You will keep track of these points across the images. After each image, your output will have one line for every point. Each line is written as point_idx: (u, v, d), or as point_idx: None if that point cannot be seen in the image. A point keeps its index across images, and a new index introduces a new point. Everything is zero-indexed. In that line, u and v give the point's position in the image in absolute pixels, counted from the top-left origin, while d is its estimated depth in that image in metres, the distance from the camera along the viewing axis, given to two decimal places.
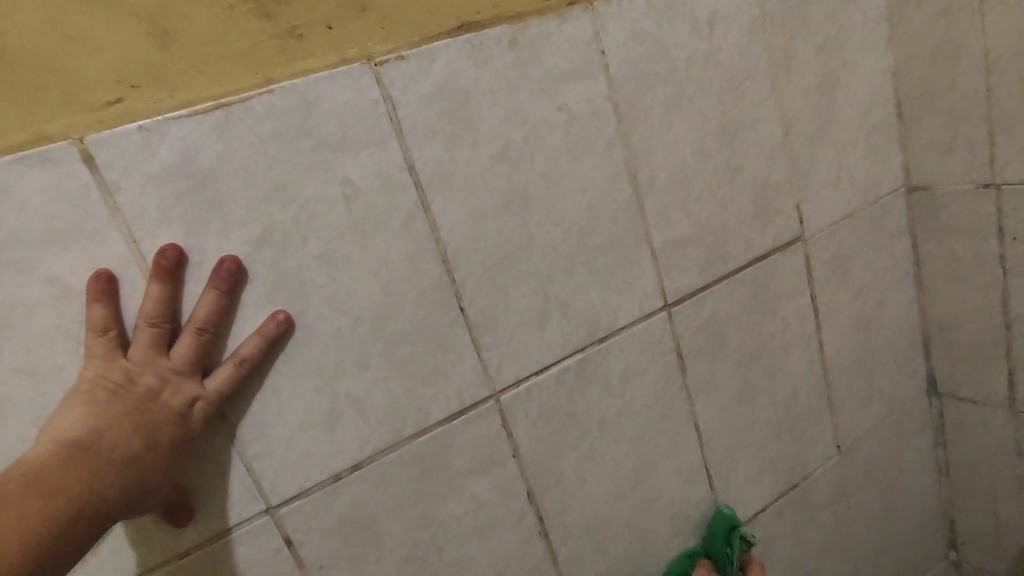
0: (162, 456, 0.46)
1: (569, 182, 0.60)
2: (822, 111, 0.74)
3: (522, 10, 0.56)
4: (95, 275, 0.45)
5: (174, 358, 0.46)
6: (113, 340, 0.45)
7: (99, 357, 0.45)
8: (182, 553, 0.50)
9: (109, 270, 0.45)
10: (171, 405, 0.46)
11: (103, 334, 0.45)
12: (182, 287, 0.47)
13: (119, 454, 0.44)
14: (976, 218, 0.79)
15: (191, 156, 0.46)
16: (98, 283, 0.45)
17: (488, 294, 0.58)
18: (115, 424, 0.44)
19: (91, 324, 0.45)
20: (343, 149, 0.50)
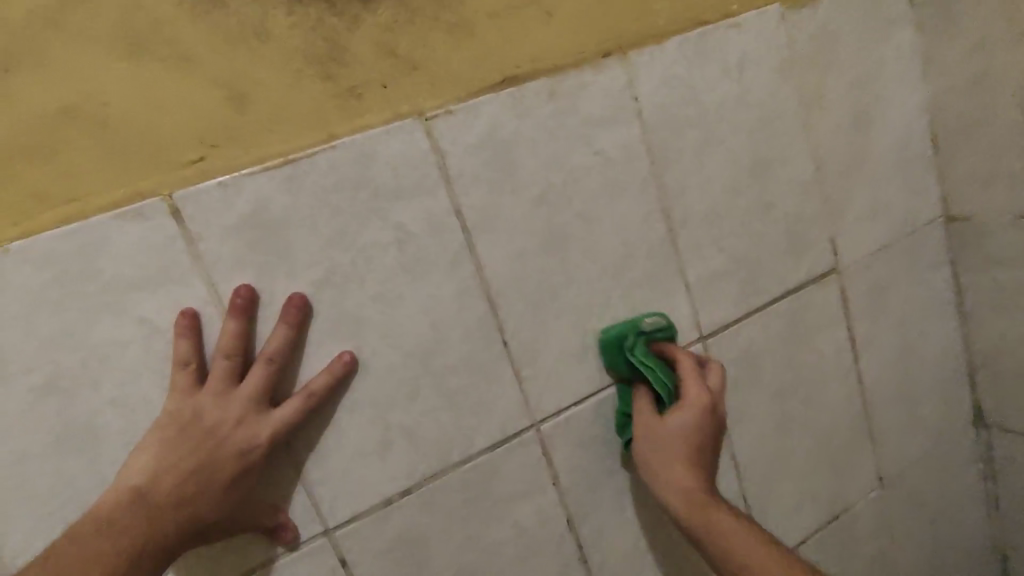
0: (237, 481, 0.50)
1: (606, 221, 0.63)
2: (855, 146, 0.76)
3: (560, 63, 0.60)
4: (182, 313, 0.50)
5: (247, 390, 0.50)
6: (197, 372, 0.50)
7: (180, 390, 0.49)
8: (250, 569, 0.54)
9: (193, 309, 0.50)
10: (245, 436, 0.50)
11: (189, 367, 0.50)
12: (258, 325, 0.52)
13: (200, 479, 0.49)
14: (1018, 248, 0.78)
15: (263, 207, 0.51)
16: (182, 320, 0.50)
17: (530, 329, 0.61)
18: (198, 451, 0.49)
19: (176, 357, 0.50)
20: (396, 197, 0.55)
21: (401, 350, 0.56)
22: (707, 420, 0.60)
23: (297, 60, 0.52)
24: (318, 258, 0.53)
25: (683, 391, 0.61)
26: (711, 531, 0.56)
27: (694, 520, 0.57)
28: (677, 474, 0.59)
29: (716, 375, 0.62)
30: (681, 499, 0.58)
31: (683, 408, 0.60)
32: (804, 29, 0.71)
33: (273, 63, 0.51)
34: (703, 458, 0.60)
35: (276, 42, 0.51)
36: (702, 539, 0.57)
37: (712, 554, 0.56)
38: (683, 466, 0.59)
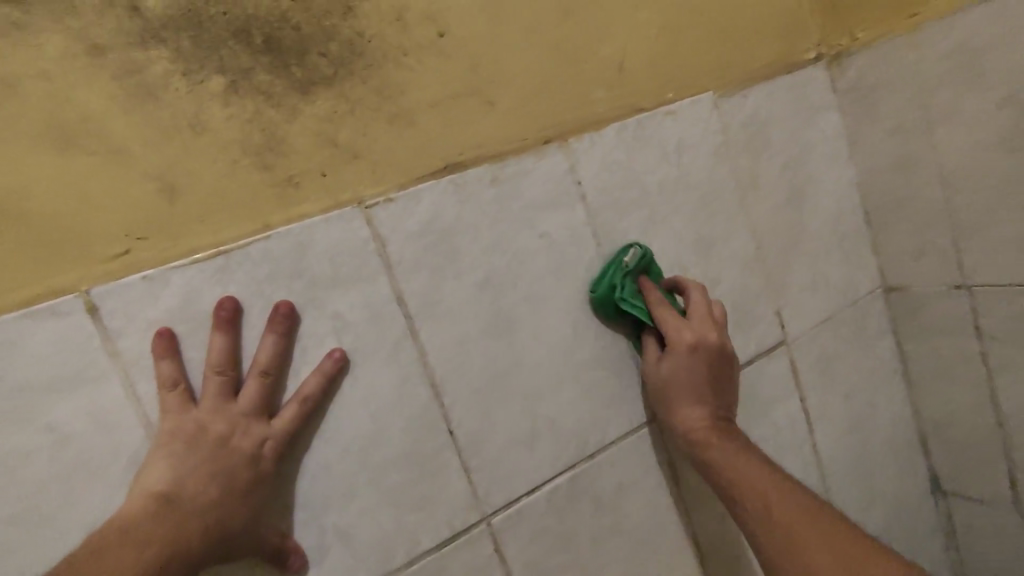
0: (238, 499, 0.48)
1: (552, 302, 0.63)
2: (792, 222, 0.78)
3: (501, 150, 0.62)
4: (157, 334, 0.48)
5: (241, 404, 0.49)
6: (182, 392, 0.48)
7: (172, 411, 0.48)
8: None
9: (169, 328, 0.49)
10: (244, 447, 0.49)
11: (173, 388, 0.48)
12: (243, 337, 0.51)
13: (199, 500, 0.46)
14: (954, 318, 0.81)
15: (192, 301, 0.49)
16: (163, 340, 0.48)
17: (476, 417, 0.59)
18: (194, 471, 0.47)
19: (161, 379, 0.48)
20: (334, 286, 0.54)
21: (338, 445, 0.53)
22: (698, 361, 0.62)
23: (233, 151, 0.52)
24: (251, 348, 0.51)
25: (673, 342, 0.62)
26: (732, 472, 0.58)
27: (715, 456, 0.60)
28: (695, 422, 0.62)
29: (717, 308, 0.66)
30: (698, 432, 0.61)
31: (674, 353, 0.62)
32: (735, 115, 0.75)
33: (207, 155, 0.51)
34: (711, 388, 0.63)
35: (211, 133, 0.51)
36: (709, 452, 0.60)
37: (745, 518, 0.57)
38: (701, 408, 0.62)
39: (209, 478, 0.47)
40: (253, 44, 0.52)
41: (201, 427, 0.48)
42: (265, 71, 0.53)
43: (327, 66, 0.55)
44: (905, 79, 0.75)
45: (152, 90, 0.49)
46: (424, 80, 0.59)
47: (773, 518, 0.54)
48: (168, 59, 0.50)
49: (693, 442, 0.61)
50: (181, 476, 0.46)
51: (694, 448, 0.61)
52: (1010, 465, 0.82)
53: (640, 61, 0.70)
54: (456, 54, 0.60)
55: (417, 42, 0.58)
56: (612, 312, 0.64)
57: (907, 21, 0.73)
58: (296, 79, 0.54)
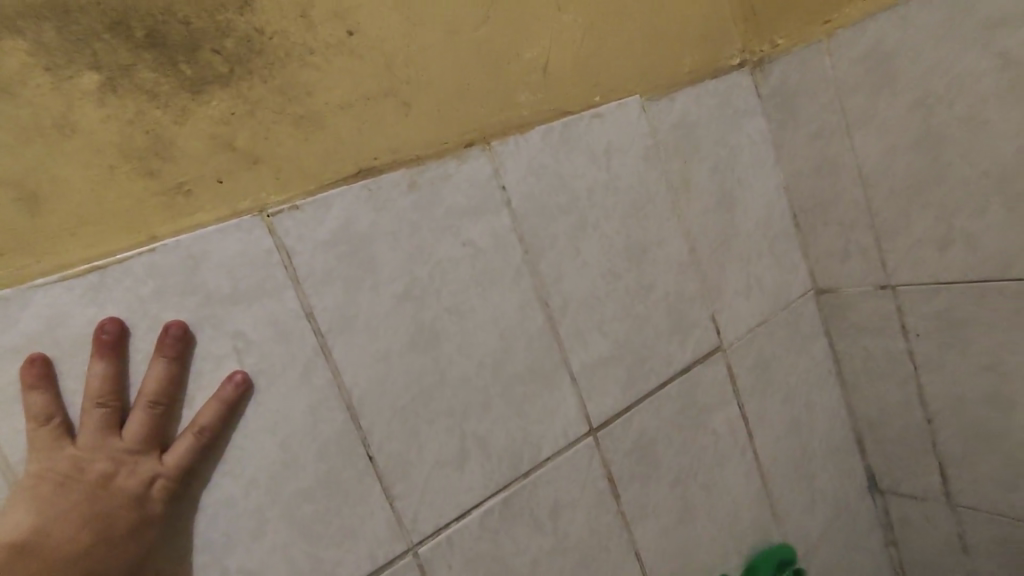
0: (118, 545, 0.43)
1: (479, 314, 0.59)
2: (724, 226, 0.78)
3: (419, 153, 0.58)
4: (28, 361, 0.42)
5: (126, 440, 0.44)
6: (58, 427, 0.43)
7: (41, 449, 0.42)
8: None
9: (45, 355, 0.43)
10: (126, 488, 0.43)
11: (47, 423, 0.42)
12: (129, 364, 0.45)
13: (69, 548, 0.41)
14: (881, 317, 0.82)
15: (59, 324, 0.43)
16: (34, 368, 0.42)
17: (399, 439, 0.54)
18: (64, 516, 0.41)
19: (32, 413, 0.42)
20: (233, 302, 0.49)
21: (241, 478, 0.48)
22: None
23: (111, 155, 0.46)
24: (133, 375, 0.45)
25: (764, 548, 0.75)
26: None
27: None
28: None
29: None
30: None
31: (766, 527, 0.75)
32: (663, 119, 0.74)
33: (78, 159, 0.45)
34: None
35: (83, 135, 0.45)
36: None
37: None
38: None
39: (85, 524, 0.42)
40: (133, 38, 0.47)
41: (76, 466, 0.42)
42: (148, 67, 0.48)
43: (221, 64, 0.50)
44: (824, 84, 0.76)
45: (9, 85, 0.43)
46: (333, 80, 0.55)
47: None
48: (29, 51, 0.44)
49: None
50: (49, 523, 0.41)
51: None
52: (941, 460, 0.83)
53: (565, 64, 0.68)
54: (368, 53, 0.57)
55: (323, 40, 0.55)
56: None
57: (823, 26, 0.74)
58: (186, 77, 0.49)
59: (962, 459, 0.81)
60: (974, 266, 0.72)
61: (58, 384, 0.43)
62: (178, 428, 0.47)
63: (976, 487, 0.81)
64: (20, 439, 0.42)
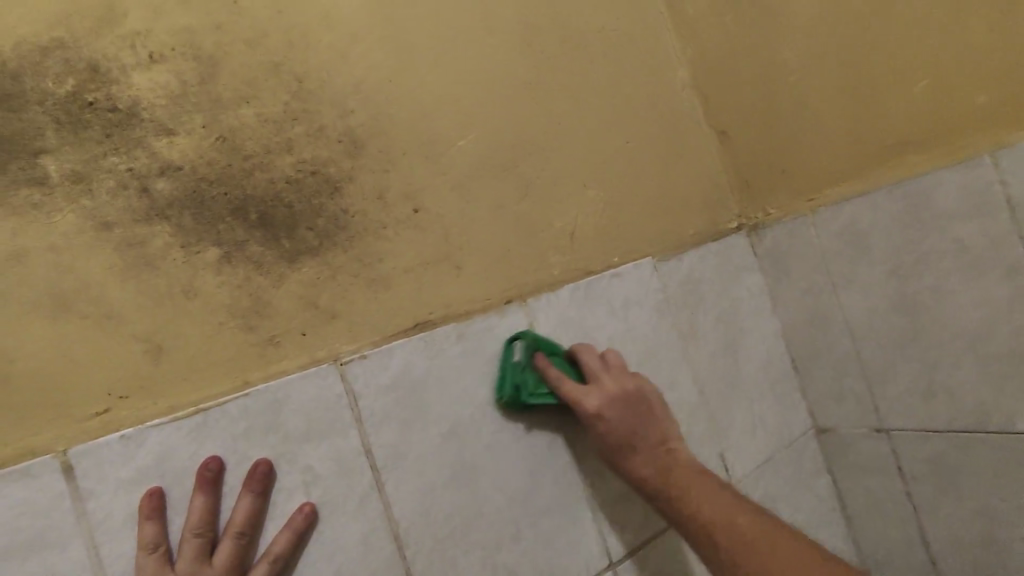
0: None
1: (512, 451, 0.66)
2: (728, 370, 0.87)
3: (466, 308, 0.68)
4: (148, 493, 0.50)
5: (217, 566, 0.50)
6: (162, 555, 0.49)
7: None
8: None
9: (160, 487, 0.51)
10: None
11: (154, 550, 0.49)
12: (221, 498, 0.53)
13: None
14: (878, 458, 0.88)
15: (165, 458, 0.51)
16: (152, 499, 0.50)
17: (437, 571, 0.59)
18: None
19: (143, 541, 0.49)
20: (306, 440, 0.56)
21: None
22: (616, 403, 0.67)
23: (221, 313, 0.56)
24: (222, 506, 0.53)
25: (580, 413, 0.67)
26: (690, 499, 0.62)
27: (687, 501, 0.62)
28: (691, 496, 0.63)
29: (613, 357, 0.71)
30: (645, 474, 0.65)
31: (596, 390, 0.67)
32: (672, 276, 0.85)
33: (196, 317, 0.55)
34: (632, 416, 0.67)
35: (203, 299, 0.56)
36: (683, 494, 0.63)
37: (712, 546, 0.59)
38: (651, 458, 0.66)
39: None
40: (248, 219, 0.59)
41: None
42: (256, 242, 0.59)
43: (313, 238, 0.62)
44: (811, 249, 0.88)
45: (152, 260, 0.54)
46: (400, 249, 0.66)
47: (734, 534, 0.58)
48: (170, 233, 0.55)
49: (652, 490, 0.65)
50: None
51: (659, 491, 0.64)
52: None
53: (588, 232, 0.80)
54: (429, 227, 0.69)
55: (394, 217, 0.67)
56: (521, 409, 0.67)
57: (807, 203, 0.87)
58: (285, 250, 0.60)
59: None
60: (957, 418, 0.79)
61: (166, 515, 0.51)
62: (256, 555, 0.53)
63: None
64: (122, 563, 0.49)
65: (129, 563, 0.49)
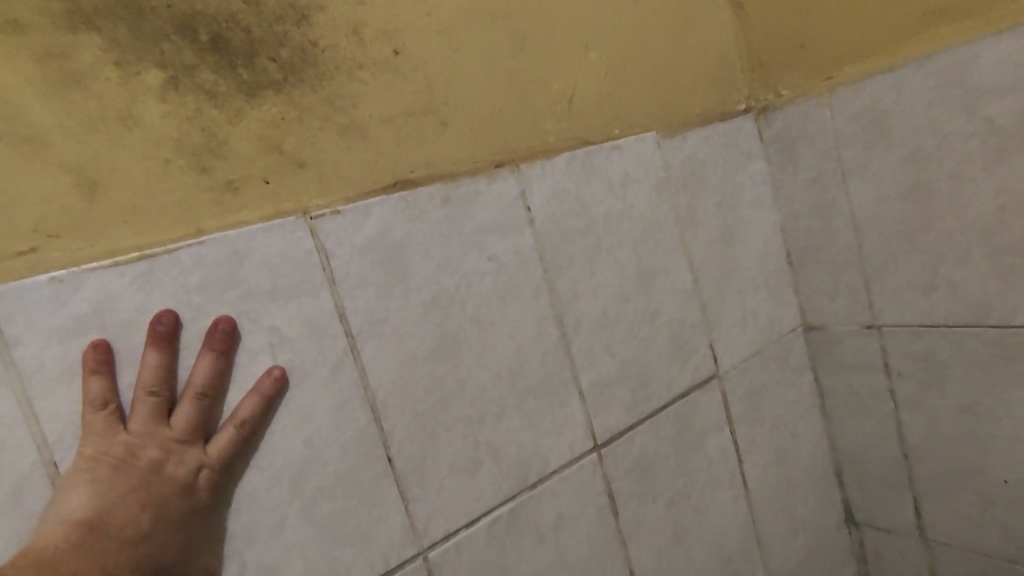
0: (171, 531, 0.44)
1: (499, 327, 0.62)
2: (725, 260, 0.82)
3: (452, 170, 0.61)
4: (91, 346, 0.44)
5: (176, 429, 0.45)
6: (112, 413, 0.44)
7: (96, 434, 0.43)
8: None
9: (106, 341, 0.45)
10: (176, 476, 0.45)
11: (102, 408, 0.44)
12: (178, 358, 0.47)
13: (128, 532, 0.42)
14: (866, 355, 0.87)
15: (107, 308, 0.45)
16: (97, 354, 0.44)
17: (417, 443, 0.56)
18: (122, 500, 0.42)
19: (89, 397, 0.43)
20: (272, 299, 0.50)
21: (266, 472, 0.49)
22: None
23: (167, 149, 0.48)
24: (180, 367, 0.47)
25: None
26: None
27: None
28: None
29: None
30: None
31: None
32: (675, 156, 0.78)
33: (138, 151, 0.47)
34: None
35: (144, 130, 0.47)
36: None
37: None
38: None
39: (143, 508, 0.43)
40: (197, 40, 0.50)
41: (131, 451, 0.43)
42: (208, 69, 0.50)
43: (277, 72, 0.53)
44: (823, 135, 0.82)
45: (79, 76, 0.45)
46: (378, 95, 0.58)
47: None
48: (101, 46, 0.46)
49: None
50: (111, 505, 0.42)
51: None
52: (917, 496, 0.87)
53: (588, 97, 0.72)
54: (411, 72, 0.60)
55: (372, 56, 0.57)
56: None
57: (824, 82, 0.80)
58: (242, 81, 0.51)
59: (937, 495, 0.85)
60: (955, 312, 0.77)
61: (115, 371, 0.45)
62: (220, 420, 0.48)
63: (948, 522, 0.85)
64: (64, 420, 0.44)
65: (71, 419, 0.44)
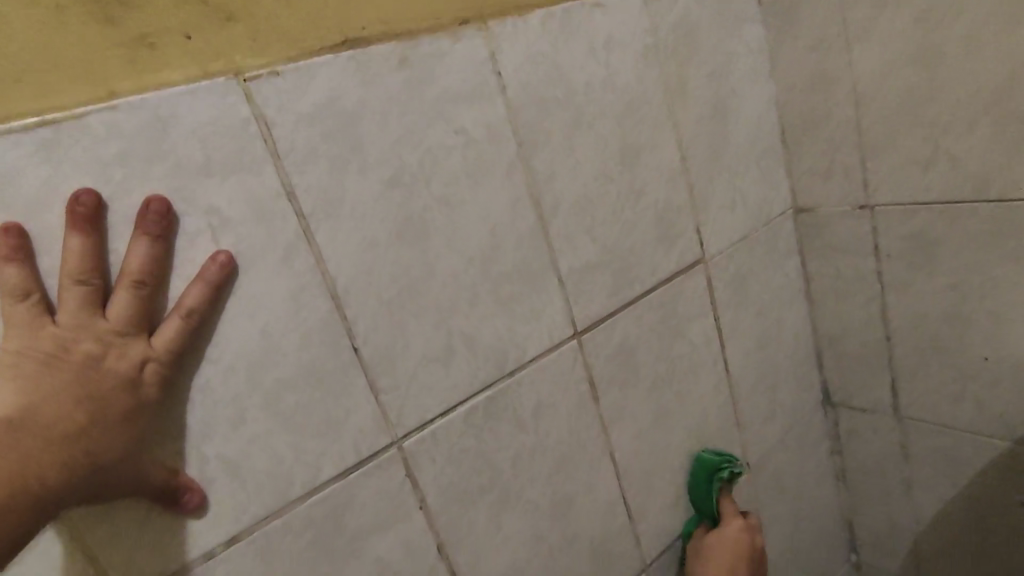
0: (117, 428, 0.40)
1: (470, 208, 0.57)
2: (716, 137, 0.76)
3: (411, 27, 0.53)
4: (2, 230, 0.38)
5: (111, 321, 0.40)
6: (36, 305, 0.39)
7: (21, 327, 0.38)
8: (167, 568, 0.44)
9: (19, 224, 0.39)
10: (119, 371, 0.40)
11: (24, 299, 0.39)
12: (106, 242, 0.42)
13: (62, 429, 0.38)
14: (856, 237, 0.84)
15: (8, 184, 0.39)
16: (10, 240, 0.38)
17: (385, 332, 0.52)
18: (53, 396, 0.38)
19: (7, 287, 0.38)
20: (207, 175, 0.44)
21: (220, 365, 0.45)
22: None
23: None
24: (112, 253, 0.42)
25: None
26: None
27: None
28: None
29: None
30: None
31: None
32: (665, 17, 0.70)
33: None
34: None
35: None
36: None
37: None
38: None
39: (80, 404, 0.39)
40: None
41: (60, 345, 0.39)
42: None
43: None
44: None
45: None
46: None
47: None
48: None
49: None
50: (41, 401, 0.38)
51: None
52: (894, 376, 0.88)
53: None
54: None
55: None
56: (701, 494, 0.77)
57: None
58: None
59: (915, 374, 0.86)
60: (955, 187, 0.73)
61: (35, 259, 0.40)
62: (164, 312, 0.43)
63: (925, 400, 0.86)
64: None
65: None
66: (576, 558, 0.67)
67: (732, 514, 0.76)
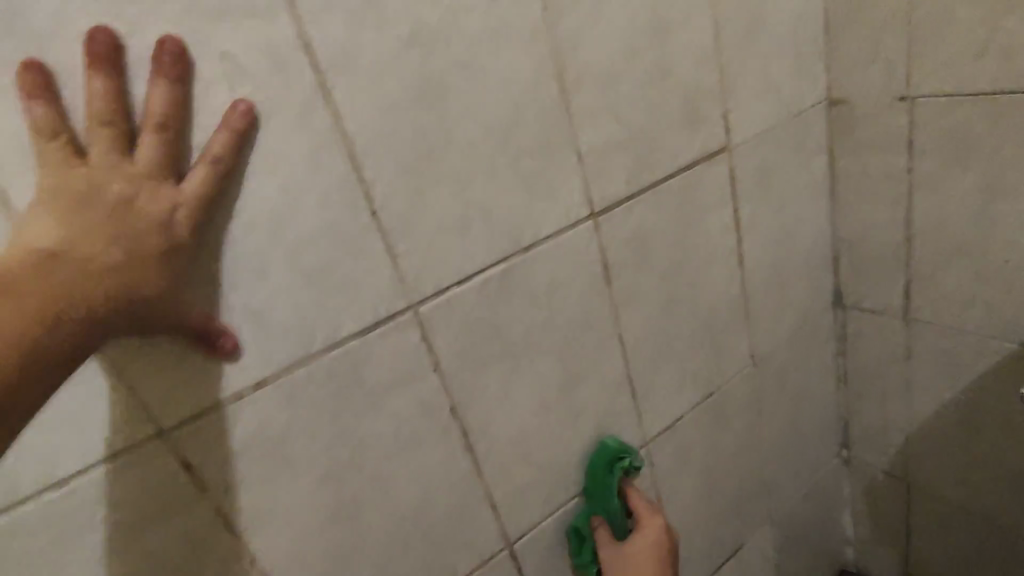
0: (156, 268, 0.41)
1: (492, 75, 0.55)
2: (754, 15, 0.72)
3: None
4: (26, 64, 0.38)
5: (141, 164, 0.41)
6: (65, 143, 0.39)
7: (52, 163, 0.39)
8: (201, 404, 0.47)
9: (41, 59, 0.39)
10: (153, 213, 0.41)
11: (52, 136, 0.39)
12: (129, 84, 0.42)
13: (101, 264, 0.38)
14: (891, 132, 0.80)
15: (23, 14, 0.38)
16: (32, 74, 0.38)
17: (403, 197, 0.52)
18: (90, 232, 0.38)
19: (37, 123, 0.39)
20: (223, 19, 0.43)
21: (242, 217, 0.46)
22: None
23: None
24: (134, 94, 0.42)
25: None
26: None
27: None
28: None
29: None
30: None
31: None
32: None
33: None
34: None
35: None
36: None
37: None
38: None
39: (116, 242, 0.39)
40: None
41: (93, 185, 0.39)
42: None
43: None
44: None
45: None
46: None
47: None
48: None
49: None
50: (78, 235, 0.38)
51: None
52: (909, 278, 0.88)
53: None
54: None
55: None
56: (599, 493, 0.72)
57: None
58: None
59: (931, 276, 0.85)
60: (1004, 77, 0.69)
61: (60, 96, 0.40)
62: (190, 160, 0.44)
63: (937, 303, 0.86)
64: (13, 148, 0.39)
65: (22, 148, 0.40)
66: (580, 430, 0.71)
67: (647, 513, 0.72)
